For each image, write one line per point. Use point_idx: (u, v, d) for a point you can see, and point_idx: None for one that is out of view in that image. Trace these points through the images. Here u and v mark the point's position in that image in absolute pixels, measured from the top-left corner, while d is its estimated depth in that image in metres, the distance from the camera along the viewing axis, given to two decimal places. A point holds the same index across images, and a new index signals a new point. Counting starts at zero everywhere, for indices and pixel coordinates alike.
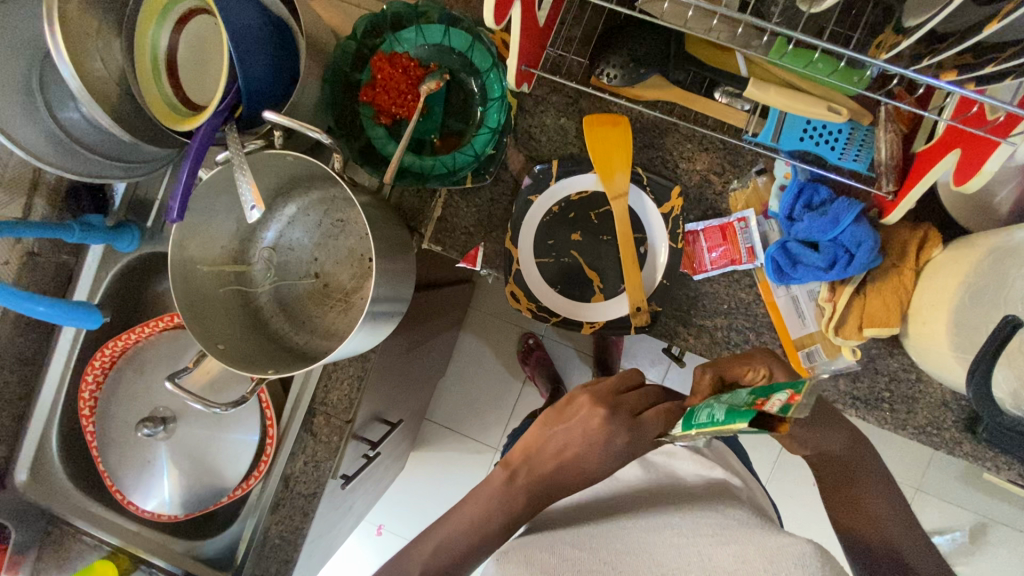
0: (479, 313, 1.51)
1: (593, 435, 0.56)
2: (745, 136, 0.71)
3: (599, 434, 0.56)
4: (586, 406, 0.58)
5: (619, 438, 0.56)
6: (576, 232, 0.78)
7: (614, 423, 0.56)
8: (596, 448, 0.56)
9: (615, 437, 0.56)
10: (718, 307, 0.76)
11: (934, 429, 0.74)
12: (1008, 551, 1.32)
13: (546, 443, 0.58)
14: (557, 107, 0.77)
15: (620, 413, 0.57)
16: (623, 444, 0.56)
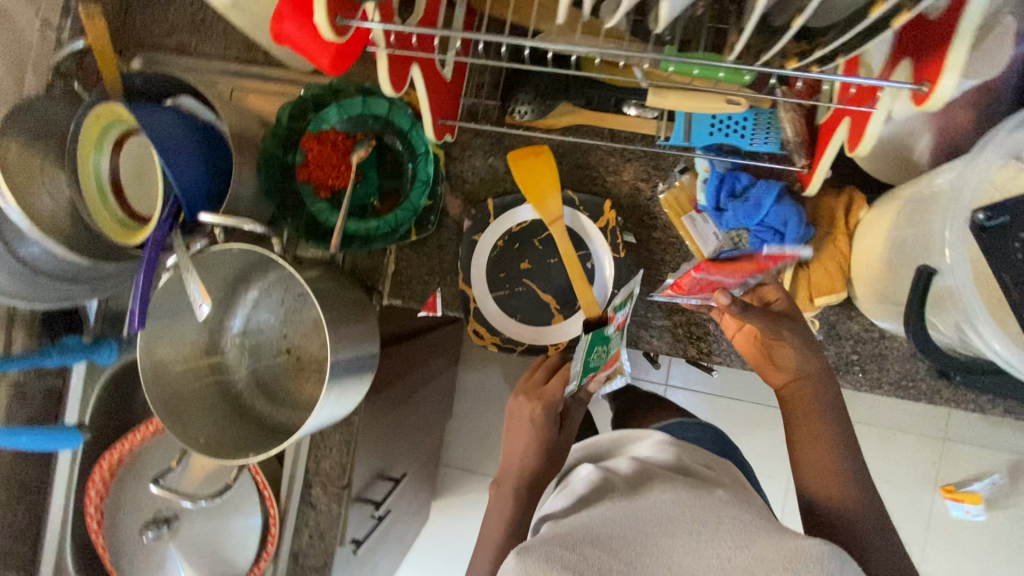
0: (473, 348, 1.53)
1: (525, 418, 0.74)
2: (659, 141, 0.75)
3: (529, 412, 0.74)
4: (513, 398, 0.76)
5: (536, 407, 0.73)
6: (524, 260, 0.80)
7: (536, 402, 0.74)
8: (534, 430, 0.73)
9: (534, 408, 0.74)
10: (675, 304, 0.77)
11: (910, 382, 0.74)
12: None
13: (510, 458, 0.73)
14: (483, 149, 0.81)
15: (535, 391, 0.76)
16: (547, 414, 0.73)
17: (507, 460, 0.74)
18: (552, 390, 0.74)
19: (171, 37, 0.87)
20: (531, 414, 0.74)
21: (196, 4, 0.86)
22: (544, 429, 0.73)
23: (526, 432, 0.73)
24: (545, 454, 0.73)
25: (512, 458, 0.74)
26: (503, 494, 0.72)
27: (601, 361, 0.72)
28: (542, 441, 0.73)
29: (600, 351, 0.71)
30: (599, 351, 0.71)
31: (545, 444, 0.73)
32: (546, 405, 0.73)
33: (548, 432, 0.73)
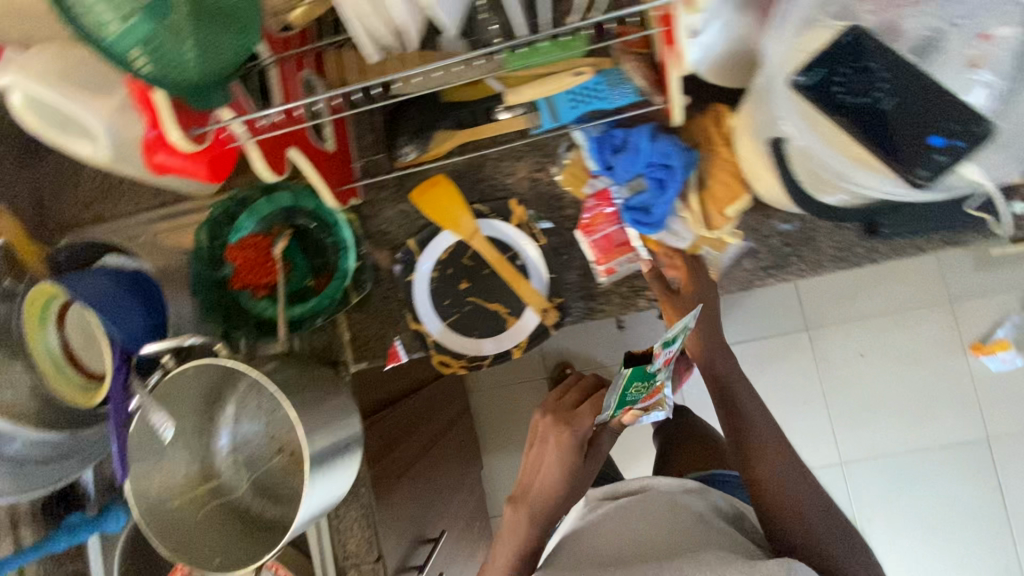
0: None
1: (554, 450, 0.79)
2: (534, 131, 0.81)
3: (556, 439, 0.80)
4: (538, 416, 0.84)
5: (563, 432, 0.79)
6: (462, 280, 0.84)
7: (562, 422, 0.81)
8: (561, 454, 0.79)
9: (562, 435, 0.79)
10: (611, 265, 0.80)
11: (846, 252, 0.77)
12: None
13: (534, 479, 0.81)
14: (390, 198, 0.86)
15: (562, 415, 0.82)
16: (573, 438, 0.79)
17: (526, 472, 0.82)
18: (580, 420, 0.80)
19: (88, 210, 0.93)
20: (552, 437, 0.80)
21: (101, 175, 0.93)
22: (565, 447, 0.79)
23: (555, 456, 0.79)
24: (562, 469, 0.79)
25: (538, 477, 0.80)
26: (523, 508, 0.79)
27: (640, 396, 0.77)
28: (561, 462, 0.79)
29: (638, 388, 0.73)
30: (638, 388, 0.73)
31: (571, 465, 0.79)
32: (572, 431, 0.80)
33: (570, 457, 0.79)
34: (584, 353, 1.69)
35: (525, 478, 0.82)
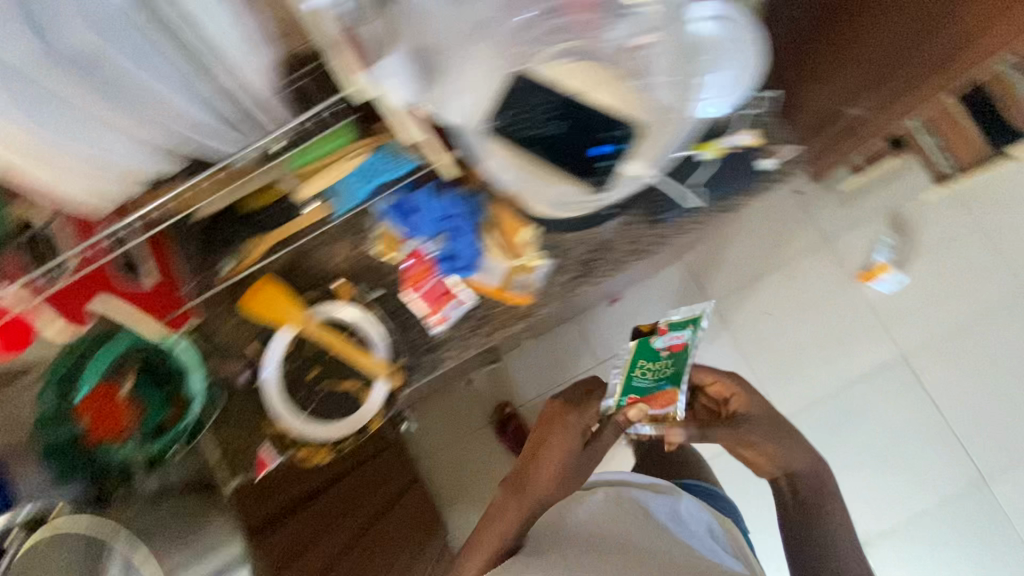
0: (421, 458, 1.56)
1: (563, 433, 0.95)
2: (334, 215, 0.84)
3: (563, 426, 0.96)
4: (547, 408, 1.00)
5: (571, 417, 0.97)
6: (313, 367, 0.87)
7: (573, 412, 0.98)
8: (566, 436, 0.95)
9: (569, 420, 0.97)
10: (443, 314, 0.85)
11: (640, 242, 0.86)
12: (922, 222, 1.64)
13: (540, 465, 0.94)
14: (226, 310, 0.88)
15: (569, 408, 0.99)
16: (577, 423, 0.97)
17: (531, 448, 0.97)
18: (587, 417, 0.98)
19: None
20: (559, 427, 0.96)
21: None
22: (570, 436, 0.95)
23: (563, 437, 0.95)
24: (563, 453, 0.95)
25: (545, 462, 0.94)
26: (522, 491, 0.93)
27: (648, 380, 1.02)
28: (562, 451, 0.94)
29: (644, 369, 1.01)
30: (643, 368, 1.01)
31: (577, 446, 0.95)
32: (579, 424, 0.97)
33: (574, 438, 0.95)
34: (520, 379, 1.75)
35: (536, 459, 0.95)
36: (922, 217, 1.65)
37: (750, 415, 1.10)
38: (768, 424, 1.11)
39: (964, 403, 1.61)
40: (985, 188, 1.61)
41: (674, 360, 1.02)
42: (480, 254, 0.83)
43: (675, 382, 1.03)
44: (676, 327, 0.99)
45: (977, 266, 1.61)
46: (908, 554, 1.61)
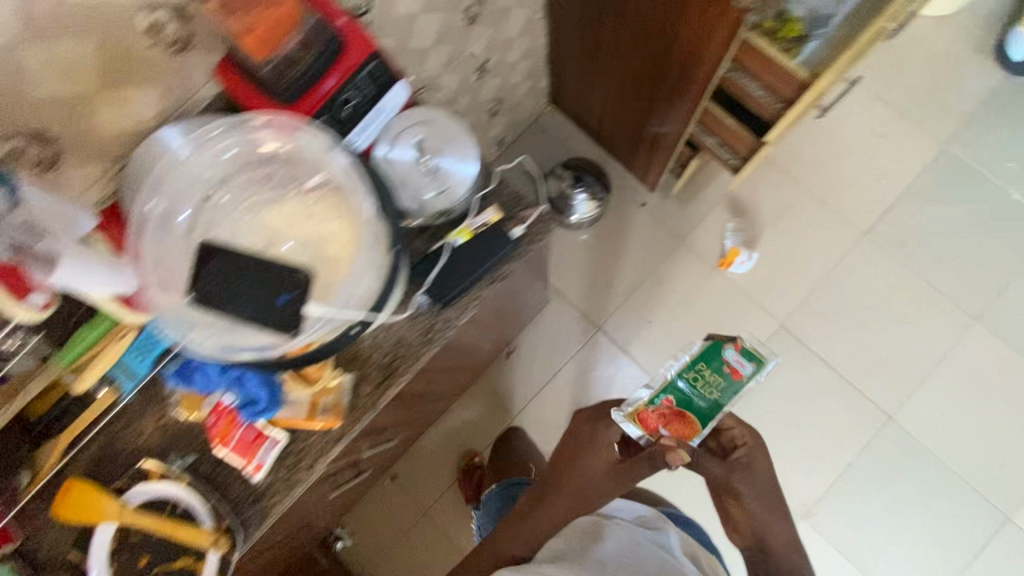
0: None
1: (588, 450, 1.08)
2: (123, 395, 0.84)
3: (595, 444, 1.08)
4: (575, 423, 1.13)
5: (598, 436, 1.08)
6: (140, 556, 0.82)
7: (594, 430, 1.08)
8: (589, 453, 1.07)
9: (596, 439, 1.08)
10: (258, 458, 0.84)
11: (432, 331, 0.85)
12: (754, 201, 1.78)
13: (563, 475, 1.09)
14: (37, 524, 0.84)
15: (603, 429, 1.08)
16: (604, 441, 1.07)
17: (561, 454, 1.12)
18: (606, 436, 1.07)
19: None
20: (581, 449, 1.08)
21: None
22: (591, 455, 1.07)
23: (587, 453, 1.07)
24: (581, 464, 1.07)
25: (567, 474, 1.08)
26: (545, 497, 1.09)
27: (697, 395, 1.00)
28: (580, 467, 1.07)
29: (698, 375, 1.00)
30: (694, 376, 1.00)
31: (596, 461, 1.07)
32: (599, 443, 1.07)
33: (595, 452, 1.07)
34: (446, 458, 1.74)
35: (564, 466, 1.10)
36: (756, 197, 1.79)
37: (749, 464, 1.13)
38: (761, 490, 1.13)
39: (851, 351, 1.69)
40: (794, 159, 1.80)
41: (725, 389, 1.00)
42: (278, 391, 0.82)
43: (704, 421, 1.00)
44: (746, 357, 1.01)
45: (815, 226, 1.76)
46: (847, 519, 1.61)
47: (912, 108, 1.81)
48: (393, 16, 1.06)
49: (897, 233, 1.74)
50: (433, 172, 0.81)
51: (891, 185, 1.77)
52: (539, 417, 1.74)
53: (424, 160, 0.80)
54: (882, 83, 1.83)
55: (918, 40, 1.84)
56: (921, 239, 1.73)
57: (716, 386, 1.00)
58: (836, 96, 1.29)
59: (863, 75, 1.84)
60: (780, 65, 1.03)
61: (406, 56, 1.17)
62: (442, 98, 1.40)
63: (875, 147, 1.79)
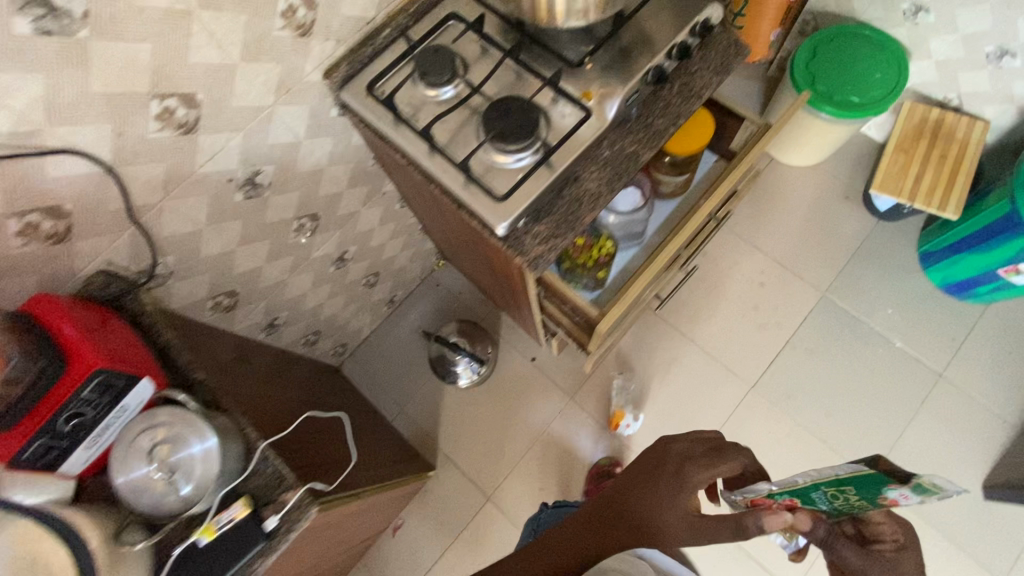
0: None
1: (668, 477, 0.80)
2: None
3: (678, 469, 0.80)
4: (661, 450, 0.84)
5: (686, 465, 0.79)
6: None
7: (682, 458, 0.80)
8: (668, 480, 0.79)
9: (683, 468, 0.79)
10: None
11: None
12: (640, 357, 1.78)
13: (627, 503, 0.81)
14: None
15: (697, 457, 0.80)
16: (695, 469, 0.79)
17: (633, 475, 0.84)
18: (699, 475, 0.78)
19: None
20: (667, 481, 0.79)
21: None
22: (670, 489, 0.78)
23: (665, 478, 0.79)
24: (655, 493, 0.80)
25: (629, 502, 0.81)
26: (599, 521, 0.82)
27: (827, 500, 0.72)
28: (649, 497, 0.79)
29: (839, 493, 0.69)
30: (834, 492, 0.70)
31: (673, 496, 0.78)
32: (686, 482, 0.78)
33: (671, 484, 0.79)
34: None
35: (629, 489, 0.82)
36: (642, 350, 1.79)
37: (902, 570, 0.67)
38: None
39: None
40: (677, 310, 1.81)
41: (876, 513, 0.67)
42: None
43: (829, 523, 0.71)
44: (916, 493, 0.60)
45: (702, 378, 1.75)
46: None
47: (789, 255, 1.84)
48: (199, 260, 1.07)
49: (781, 385, 1.72)
50: (172, 473, 0.77)
51: (775, 334, 1.77)
52: None
53: (157, 467, 0.77)
54: (757, 231, 1.88)
55: (786, 190, 1.91)
56: (807, 390, 1.71)
57: (866, 513, 0.67)
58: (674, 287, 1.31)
59: (737, 224, 1.89)
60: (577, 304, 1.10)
61: (230, 281, 1.18)
62: (296, 293, 1.40)
63: (756, 294, 1.81)
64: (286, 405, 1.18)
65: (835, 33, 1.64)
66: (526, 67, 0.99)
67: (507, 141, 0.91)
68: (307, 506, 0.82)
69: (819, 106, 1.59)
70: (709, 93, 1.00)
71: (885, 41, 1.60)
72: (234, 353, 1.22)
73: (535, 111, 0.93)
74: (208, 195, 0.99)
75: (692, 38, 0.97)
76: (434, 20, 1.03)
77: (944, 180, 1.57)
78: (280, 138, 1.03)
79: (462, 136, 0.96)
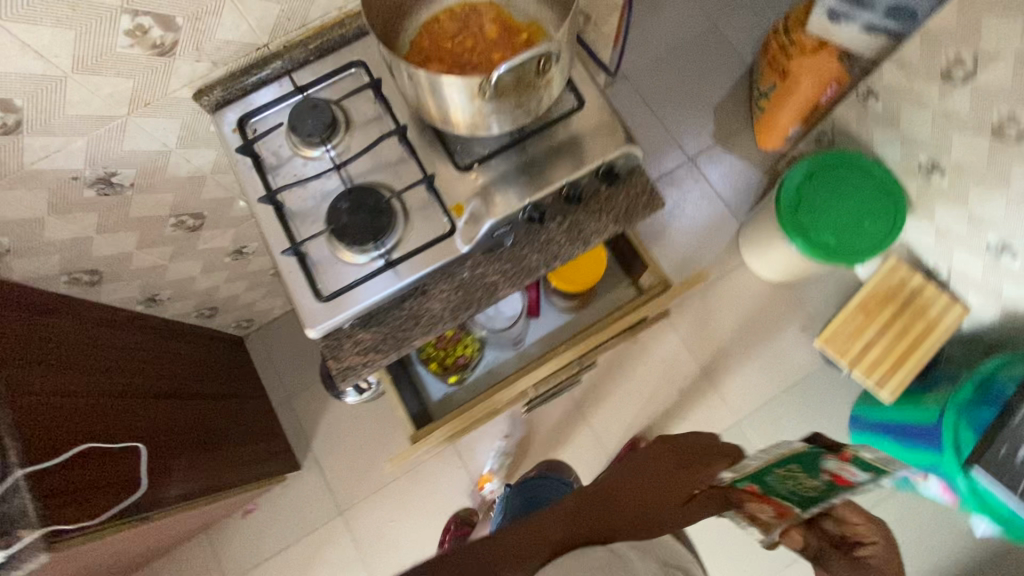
0: None
1: (667, 470, 0.80)
2: None
3: (681, 466, 0.81)
4: (657, 444, 0.84)
5: (688, 465, 0.82)
6: None
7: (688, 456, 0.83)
8: (675, 474, 0.80)
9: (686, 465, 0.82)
10: None
11: None
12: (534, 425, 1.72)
13: (626, 489, 0.79)
14: None
15: (697, 462, 0.83)
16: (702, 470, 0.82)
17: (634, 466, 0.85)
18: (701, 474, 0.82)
19: None
20: (675, 470, 0.81)
21: None
22: (676, 480, 0.80)
23: (665, 471, 0.80)
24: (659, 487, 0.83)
25: (630, 488, 0.79)
26: (589, 506, 0.78)
27: (783, 489, 0.78)
28: (650, 490, 0.79)
29: (788, 475, 0.78)
30: (785, 475, 0.78)
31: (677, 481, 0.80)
32: (695, 469, 0.81)
33: (675, 471, 0.81)
34: None
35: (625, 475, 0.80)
36: (538, 419, 1.72)
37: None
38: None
39: None
40: (587, 389, 1.73)
41: (828, 494, 0.73)
42: None
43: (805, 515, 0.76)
44: (860, 467, 0.70)
45: (587, 467, 1.69)
46: None
47: (721, 369, 1.73)
48: (43, 242, 1.01)
49: None
50: None
51: None
52: None
53: None
54: (700, 334, 1.75)
55: (745, 301, 1.76)
56: None
57: (814, 495, 0.75)
58: (548, 395, 1.24)
59: (682, 320, 1.77)
60: (399, 416, 1.03)
61: (88, 262, 1.13)
62: (181, 275, 1.35)
63: (672, 399, 1.72)
64: (126, 397, 1.16)
65: (842, 162, 1.47)
66: (411, 153, 0.88)
67: (346, 239, 0.81)
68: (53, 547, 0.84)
69: (792, 237, 1.44)
70: (599, 240, 0.89)
71: (893, 190, 1.43)
72: (90, 329, 1.19)
73: (390, 214, 0.83)
74: (47, 189, 0.91)
75: (585, 181, 0.85)
76: (334, 65, 0.91)
77: (895, 356, 1.44)
78: (142, 146, 0.93)
79: (315, 210, 0.87)
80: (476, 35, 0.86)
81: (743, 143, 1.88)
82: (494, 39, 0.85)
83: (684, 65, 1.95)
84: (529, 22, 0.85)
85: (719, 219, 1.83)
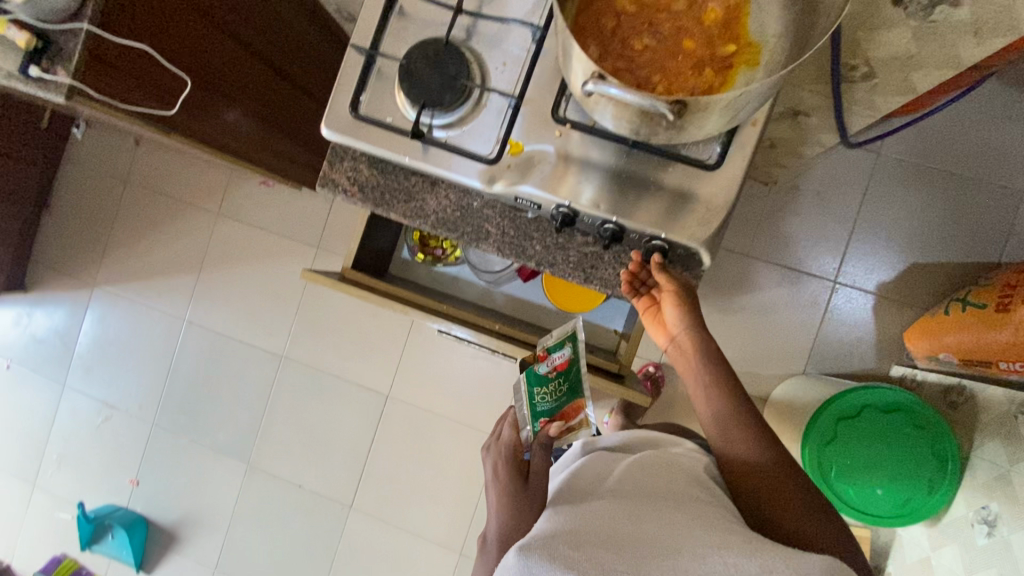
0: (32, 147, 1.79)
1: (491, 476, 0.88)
2: None
3: (502, 464, 0.87)
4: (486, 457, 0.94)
5: (497, 462, 0.89)
6: None
7: (500, 436, 0.95)
8: (507, 469, 0.86)
9: (499, 462, 0.88)
10: None
11: None
12: None
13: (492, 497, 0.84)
14: None
15: (499, 450, 0.91)
16: (509, 451, 0.90)
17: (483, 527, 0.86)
18: (513, 439, 0.92)
19: None
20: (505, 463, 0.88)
21: None
22: (500, 474, 0.86)
23: (496, 474, 0.86)
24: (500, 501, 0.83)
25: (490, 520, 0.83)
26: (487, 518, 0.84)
27: (555, 405, 0.92)
28: (495, 486, 0.85)
29: (542, 391, 0.92)
30: (544, 393, 0.92)
31: (508, 479, 0.84)
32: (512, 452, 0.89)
33: (506, 465, 0.86)
34: (160, 177, 1.93)
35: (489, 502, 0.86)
36: None
37: (736, 452, 0.74)
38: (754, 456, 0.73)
39: (390, 465, 1.82)
40: None
41: (562, 380, 0.92)
42: None
43: (577, 398, 0.92)
44: (554, 348, 0.93)
45: (489, 399, 1.77)
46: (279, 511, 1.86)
47: None
48: None
49: None
50: None
51: None
52: (229, 233, 1.90)
53: None
54: None
55: None
56: None
57: (561, 383, 0.92)
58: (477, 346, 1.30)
59: None
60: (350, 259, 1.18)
61: None
62: None
63: None
64: (222, 35, 1.22)
65: (929, 429, 1.24)
66: (532, 59, 0.76)
67: (406, 85, 0.74)
68: (69, 100, 0.98)
69: (807, 435, 1.27)
70: (598, 286, 0.84)
71: (935, 492, 1.23)
72: None
73: (459, 97, 0.74)
74: None
75: (635, 236, 0.76)
76: None
77: None
78: None
79: (416, 31, 0.78)
80: (694, 4, 0.68)
81: (893, 319, 1.56)
82: (704, 26, 0.68)
83: (940, 197, 1.53)
84: (752, 42, 0.67)
85: (790, 351, 1.60)
